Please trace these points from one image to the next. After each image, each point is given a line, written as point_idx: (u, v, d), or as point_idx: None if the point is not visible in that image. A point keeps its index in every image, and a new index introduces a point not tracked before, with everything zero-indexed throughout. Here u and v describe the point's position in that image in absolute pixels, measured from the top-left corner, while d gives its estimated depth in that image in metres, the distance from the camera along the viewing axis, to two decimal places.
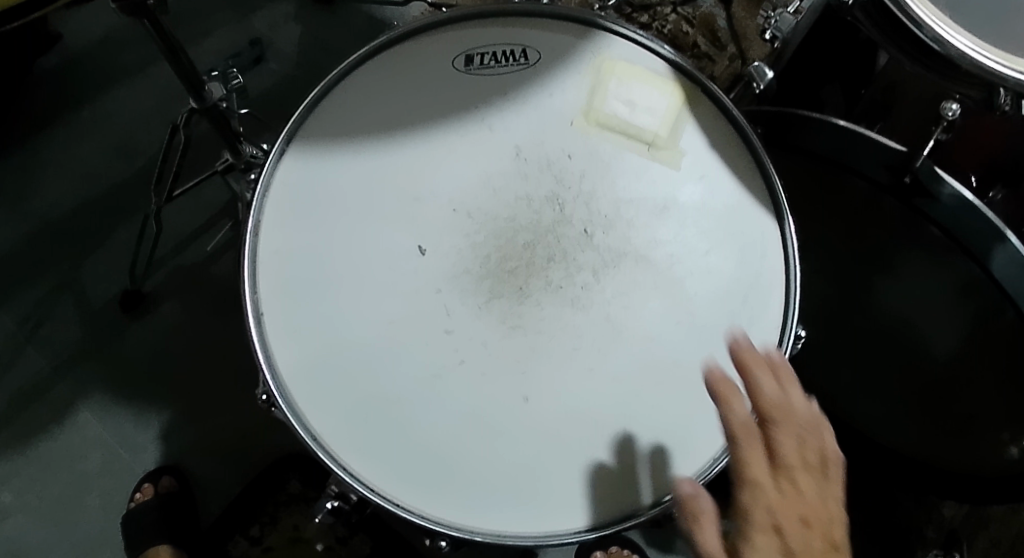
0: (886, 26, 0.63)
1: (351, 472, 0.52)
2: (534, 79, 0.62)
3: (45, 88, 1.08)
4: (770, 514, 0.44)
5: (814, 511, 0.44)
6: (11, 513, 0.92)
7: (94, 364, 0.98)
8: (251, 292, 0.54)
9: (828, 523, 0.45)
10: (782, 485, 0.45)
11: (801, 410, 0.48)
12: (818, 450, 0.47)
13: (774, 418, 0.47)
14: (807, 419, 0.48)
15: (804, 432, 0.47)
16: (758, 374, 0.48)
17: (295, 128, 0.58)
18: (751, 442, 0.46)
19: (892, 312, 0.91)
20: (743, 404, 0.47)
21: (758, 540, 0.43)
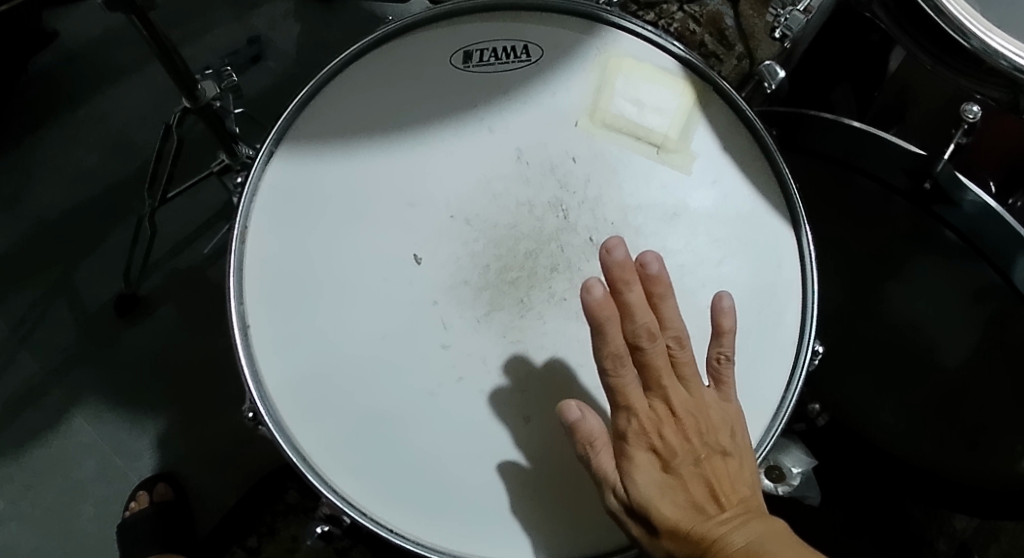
0: (908, 22, 0.60)
1: (342, 495, 0.49)
2: (537, 77, 0.59)
3: (40, 87, 1.05)
4: (647, 437, 0.45)
5: (695, 422, 0.45)
6: (3, 522, 0.89)
7: (88, 369, 0.95)
8: (236, 304, 0.51)
9: (712, 428, 0.46)
10: (657, 404, 0.45)
11: (673, 323, 0.46)
12: (690, 358, 0.46)
13: (642, 340, 0.44)
14: (678, 334, 0.46)
15: (677, 346, 0.46)
16: (629, 296, 0.44)
17: (284, 129, 0.55)
18: (625, 370, 0.45)
19: (911, 323, 0.87)
20: (614, 330, 0.44)
21: (638, 463, 0.44)
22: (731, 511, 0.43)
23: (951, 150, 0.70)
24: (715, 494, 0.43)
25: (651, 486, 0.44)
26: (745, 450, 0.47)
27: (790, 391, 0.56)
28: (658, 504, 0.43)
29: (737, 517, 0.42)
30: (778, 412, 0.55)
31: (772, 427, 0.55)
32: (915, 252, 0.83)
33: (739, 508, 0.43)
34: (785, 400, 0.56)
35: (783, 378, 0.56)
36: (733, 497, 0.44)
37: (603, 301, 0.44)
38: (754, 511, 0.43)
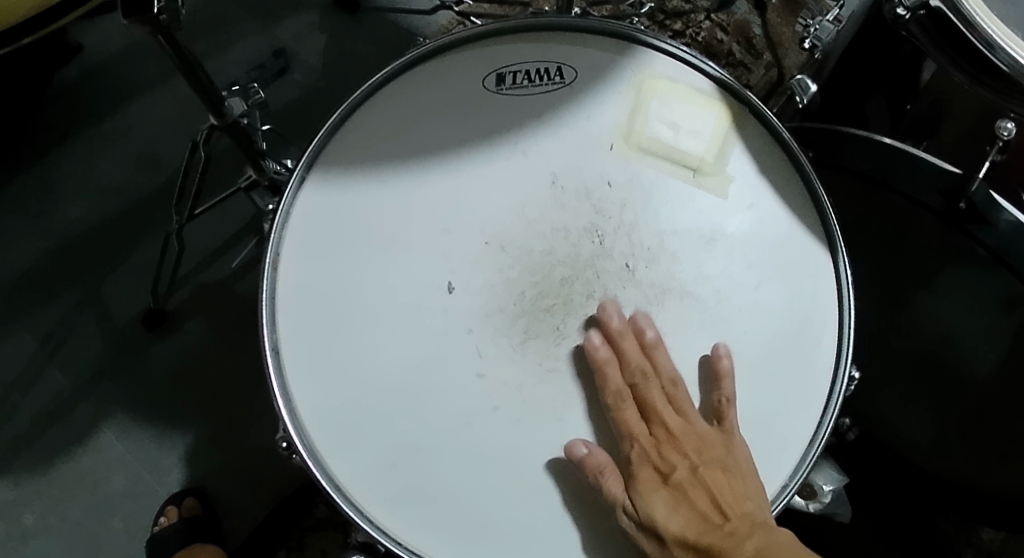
0: (944, 42, 0.58)
1: (378, 527, 0.49)
2: (570, 99, 0.58)
3: (67, 101, 1.06)
4: (650, 460, 0.48)
5: (694, 444, 0.49)
6: (34, 535, 0.90)
7: (116, 383, 0.96)
8: (270, 333, 0.51)
9: (713, 451, 0.49)
10: (658, 432, 0.49)
11: (666, 366, 0.51)
12: (685, 395, 0.51)
13: (637, 379, 0.50)
14: (672, 375, 0.51)
15: (670, 385, 0.50)
16: (624, 343, 0.51)
17: (316, 154, 0.55)
18: (626, 405, 0.49)
19: (941, 340, 0.85)
20: (613, 371, 0.50)
21: (644, 484, 0.47)
22: (735, 520, 0.46)
23: (985, 168, 0.69)
24: (720, 506, 0.46)
25: (660, 503, 0.46)
26: (748, 469, 0.49)
27: (827, 418, 0.55)
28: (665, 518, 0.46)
29: (744, 527, 0.45)
30: (815, 439, 0.54)
31: (808, 455, 0.54)
32: (943, 266, 0.81)
33: (742, 521, 0.46)
34: (821, 428, 0.54)
35: (821, 405, 0.55)
36: (736, 508, 0.47)
37: (600, 346, 0.51)
38: (756, 522, 0.46)
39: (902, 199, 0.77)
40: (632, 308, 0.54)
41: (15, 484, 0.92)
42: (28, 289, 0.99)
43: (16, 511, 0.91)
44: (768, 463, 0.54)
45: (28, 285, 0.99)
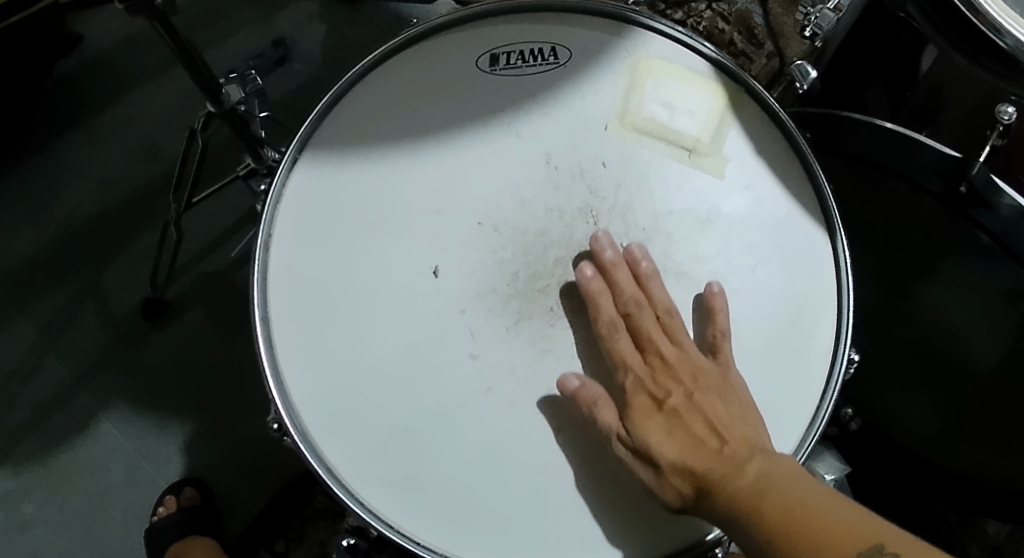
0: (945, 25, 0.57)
1: (369, 510, 0.48)
2: (564, 80, 0.58)
3: (66, 92, 1.06)
4: (644, 387, 0.47)
5: (689, 371, 0.48)
6: (32, 525, 0.90)
7: (115, 373, 0.96)
8: (261, 314, 0.51)
9: (707, 378, 0.48)
10: (653, 361, 0.48)
11: (659, 298, 0.51)
12: (680, 326, 0.50)
13: (632, 309, 0.50)
14: (668, 306, 0.51)
15: (666, 315, 0.50)
16: (616, 273, 0.51)
17: (308, 134, 0.55)
18: (620, 335, 0.49)
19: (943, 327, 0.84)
20: (604, 300, 0.50)
21: (637, 410, 0.46)
22: (733, 444, 0.44)
23: (986, 152, 0.67)
24: (718, 431, 0.45)
25: (655, 428, 0.45)
26: (747, 401, 0.49)
27: (825, 402, 0.54)
28: (660, 442, 0.45)
29: (741, 452, 0.44)
30: (814, 423, 0.53)
31: (805, 440, 0.53)
32: (945, 256, 0.80)
33: (740, 445, 0.44)
34: (819, 412, 0.54)
35: (820, 388, 0.55)
36: (735, 431, 0.45)
37: (592, 277, 0.51)
38: (756, 448, 0.44)
39: (906, 186, 0.78)
40: (625, 245, 0.53)
41: (13, 473, 0.92)
42: (26, 280, 0.99)
43: (15, 500, 0.91)
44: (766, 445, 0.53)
45: (26, 276, 0.99)
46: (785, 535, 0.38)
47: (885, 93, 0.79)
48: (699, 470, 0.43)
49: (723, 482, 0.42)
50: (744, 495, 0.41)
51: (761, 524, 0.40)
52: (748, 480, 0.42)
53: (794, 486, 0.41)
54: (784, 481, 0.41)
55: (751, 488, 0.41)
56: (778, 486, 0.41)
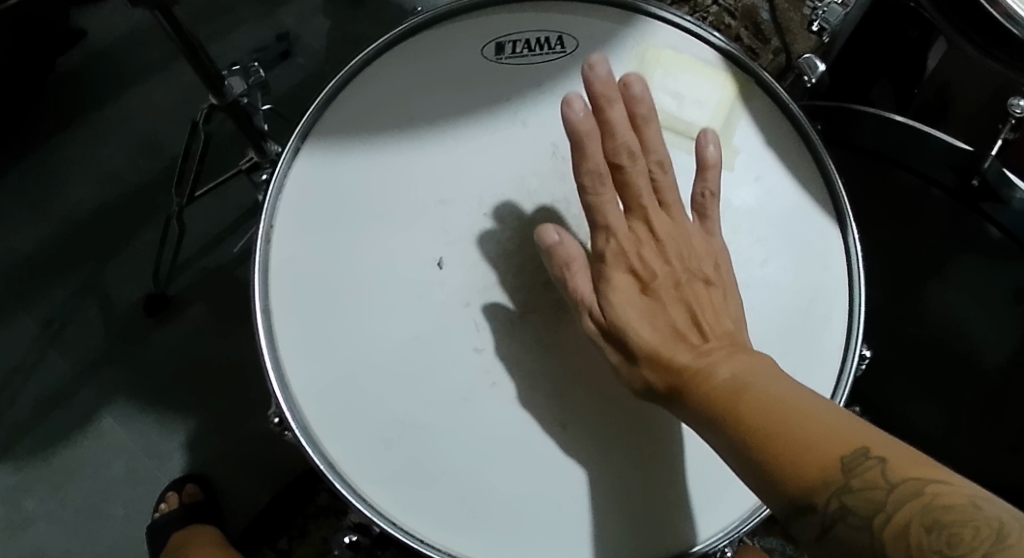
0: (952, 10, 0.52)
1: (373, 506, 0.48)
2: (571, 69, 0.57)
3: (68, 87, 1.06)
4: (626, 258, 0.47)
5: (674, 249, 0.47)
6: (34, 521, 0.90)
7: (117, 369, 0.95)
8: (262, 306, 0.50)
9: (692, 261, 0.48)
10: (639, 226, 0.48)
11: (655, 146, 0.48)
12: (671, 187, 0.49)
13: (623, 159, 0.46)
14: (660, 158, 0.48)
15: (658, 170, 0.48)
16: (612, 113, 0.46)
17: (310, 123, 0.54)
18: (605, 189, 0.47)
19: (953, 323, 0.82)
20: (596, 152, 0.46)
21: (617, 287, 0.46)
22: (713, 341, 0.44)
23: (998, 146, 0.67)
24: (700, 326, 0.45)
25: (630, 310, 0.45)
26: (729, 285, 0.49)
27: (837, 399, 0.53)
28: (637, 328, 0.45)
29: (721, 349, 0.44)
30: None
31: None
32: (956, 251, 0.79)
33: (720, 343, 0.44)
34: (831, 408, 0.53)
35: (831, 384, 0.54)
36: (716, 327, 0.45)
37: (585, 119, 0.45)
38: (735, 345, 0.44)
39: (914, 177, 0.77)
40: (621, 77, 0.48)
41: (14, 470, 0.91)
42: (28, 275, 0.98)
43: (16, 497, 0.90)
44: None
45: (28, 272, 0.98)
46: (758, 426, 0.38)
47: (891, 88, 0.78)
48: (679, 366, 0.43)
49: (700, 378, 0.42)
50: (718, 394, 0.41)
51: (735, 415, 0.39)
52: (721, 379, 0.41)
53: (775, 383, 0.40)
54: (762, 379, 0.41)
55: (727, 385, 0.41)
56: (753, 383, 0.40)
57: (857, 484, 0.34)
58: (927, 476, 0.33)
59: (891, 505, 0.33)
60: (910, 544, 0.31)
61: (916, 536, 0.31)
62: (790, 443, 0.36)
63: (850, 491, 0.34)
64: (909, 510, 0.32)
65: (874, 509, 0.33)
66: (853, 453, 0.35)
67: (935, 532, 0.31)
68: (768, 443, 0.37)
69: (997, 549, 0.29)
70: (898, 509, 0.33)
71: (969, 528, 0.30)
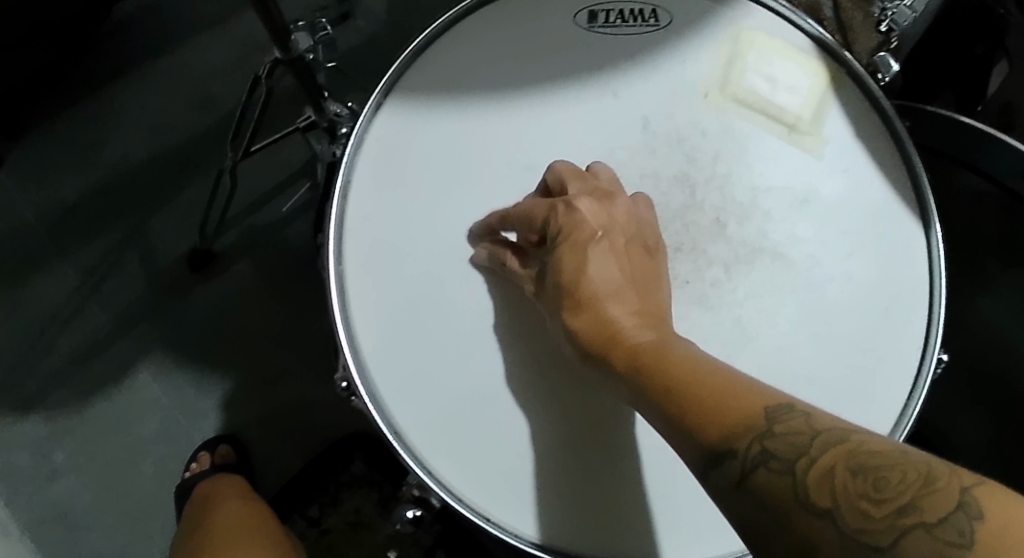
0: None
1: (438, 479, 0.46)
2: (664, 43, 0.54)
3: (124, 37, 1.05)
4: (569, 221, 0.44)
5: (620, 230, 0.45)
6: (63, 474, 0.89)
7: (156, 325, 0.94)
8: (335, 265, 0.49)
9: (638, 239, 0.45)
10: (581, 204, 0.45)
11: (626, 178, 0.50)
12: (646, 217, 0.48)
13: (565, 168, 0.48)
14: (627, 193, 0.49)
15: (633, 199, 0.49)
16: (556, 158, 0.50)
17: (393, 81, 0.52)
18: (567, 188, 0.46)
19: None
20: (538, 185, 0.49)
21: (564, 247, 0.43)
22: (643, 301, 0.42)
23: None
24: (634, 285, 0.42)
25: (572, 266, 0.43)
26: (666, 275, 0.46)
27: (914, 401, 0.51)
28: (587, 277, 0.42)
29: (652, 313, 0.41)
30: (900, 421, 0.50)
31: (898, 431, 0.51)
32: (1004, 267, 0.74)
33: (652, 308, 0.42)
34: (908, 408, 0.51)
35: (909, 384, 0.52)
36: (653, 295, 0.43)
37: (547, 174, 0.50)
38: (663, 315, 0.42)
39: (980, 178, 0.71)
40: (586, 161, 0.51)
41: (46, 420, 0.91)
42: (71, 226, 0.97)
43: (46, 447, 0.90)
44: None
45: (71, 222, 0.98)
46: (675, 383, 0.36)
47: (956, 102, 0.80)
48: (606, 326, 0.41)
49: (627, 332, 0.40)
50: (643, 349, 0.39)
51: (657, 373, 0.37)
52: (646, 338, 0.39)
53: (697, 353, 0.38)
54: (676, 351, 0.38)
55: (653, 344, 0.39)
56: (673, 350, 0.38)
57: (780, 430, 0.32)
58: (852, 428, 0.31)
59: (817, 449, 0.31)
60: (837, 487, 0.29)
61: (842, 477, 0.29)
62: (717, 407, 0.34)
63: (773, 436, 0.32)
64: (835, 454, 0.30)
65: (799, 453, 0.31)
66: (778, 406, 0.34)
67: (860, 474, 0.29)
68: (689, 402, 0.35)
69: (926, 492, 0.27)
70: (822, 452, 0.31)
71: (896, 471, 0.28)
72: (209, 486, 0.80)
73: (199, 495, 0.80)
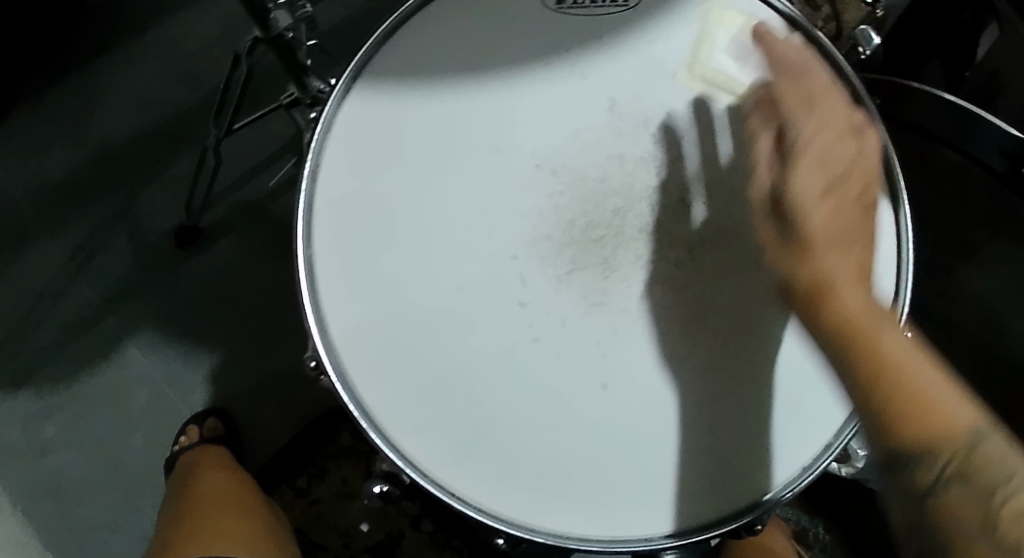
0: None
1: (404, 456, 0.48)
2: (631, 25, 0.54)
3: (109, 12, 1.04)
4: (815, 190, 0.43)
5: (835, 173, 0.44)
6: (55, 447, 0.91)
7: (145, 300, 0.96)
8: (304, 248, 0.49)
9: (853, 186, 0.44)
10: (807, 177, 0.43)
11: (820, 77, 0.47)
12: (870, 147, 0.46)
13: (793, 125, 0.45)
14: (858, 118, 0.46)
15: (857, 125, 0.46)
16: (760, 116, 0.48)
17: (362, 64, 0.52)
18: (763, 160, 0.46)
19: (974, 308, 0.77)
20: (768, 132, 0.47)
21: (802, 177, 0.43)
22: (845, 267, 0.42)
23: None
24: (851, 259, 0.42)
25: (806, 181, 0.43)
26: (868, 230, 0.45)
27: None
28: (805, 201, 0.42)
29: (845, 268, 0.42)
30: None
31: None
32: (990, 236, 0.73)
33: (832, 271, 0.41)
34: None
35: None
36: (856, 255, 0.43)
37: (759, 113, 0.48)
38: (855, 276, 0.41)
39: (957, 155, 0.71)
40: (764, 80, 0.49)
41: (36, 396, 0.93)
42: (58, 203, 0.98)
43: (38, 422, 0.92)
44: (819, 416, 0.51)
45: (57, 199, 0.98)
46: (896, 377, 0.35)
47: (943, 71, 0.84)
48: (839, 316, 0.39)
49: (834, 296, 0.40)
50: (851, 317, 0.38)
51: (859, 350, 0.37)
52: (859, 305, 0.39)
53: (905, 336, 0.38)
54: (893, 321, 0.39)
55: (859, 314, 0.38)
56: (890, 324, 0.38)
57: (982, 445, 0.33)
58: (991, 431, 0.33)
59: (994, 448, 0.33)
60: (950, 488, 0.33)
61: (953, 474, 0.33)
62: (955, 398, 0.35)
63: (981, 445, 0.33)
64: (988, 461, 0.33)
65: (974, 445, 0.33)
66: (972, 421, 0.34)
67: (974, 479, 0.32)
68: (911, 430, 0.34)
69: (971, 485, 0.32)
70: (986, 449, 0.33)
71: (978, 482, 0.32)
72: (195, 455, 0.82)
73: (184, 463, 0.82)
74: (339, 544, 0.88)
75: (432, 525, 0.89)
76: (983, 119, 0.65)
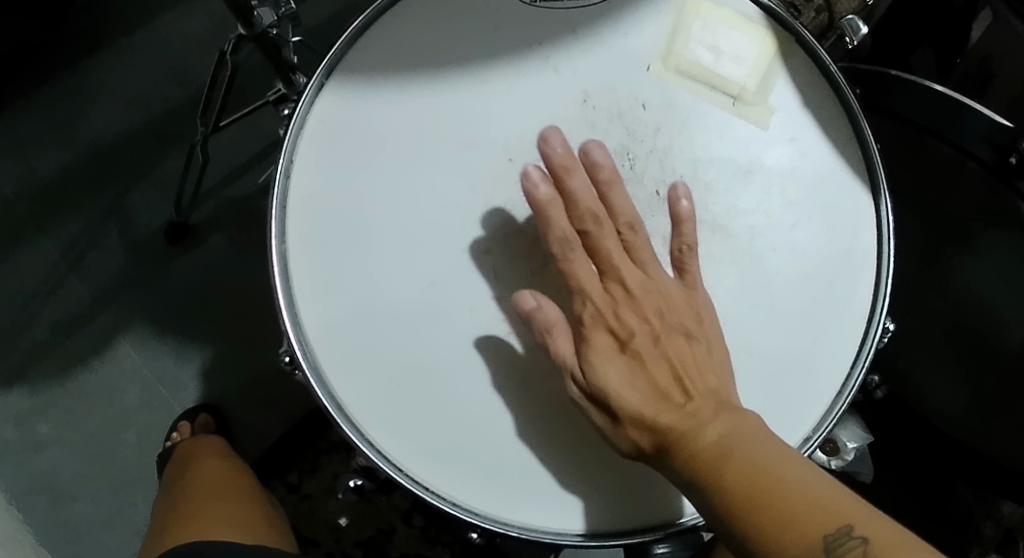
0: None
1: (379, 452, 0.48)
2: (607, 17, 0.54)
3: (98, 10, 1.04)
4: (603, 318, 0.46)
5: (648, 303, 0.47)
6: (48, 445, 0.92)
7: (136, 296, 0.96)
8: (277, 244, 0.49)
9: (673, 313, 0.47)
10: (613, 288, 0.47)
11: (584, 200, 0.47)
12: (644, 244, 0.48)
13: (589, 225, 0.47)
14: (630, 220, 0.48)
15: (628, 230, 0.48)
16: (572, 180, 0.47)
17: (335, 59, 0.52)
18: (558, 334, 0.46)
19: (964, 297, 0.77)
20: (557, 212, 0.47)
21: (597, 345, 0.45)
22: (697, 399, 0.44)
23: None
24: (681, 382, 0.44)
25: (611, 367, 0.44)
26: (714, 339, 0.48)
27: (855, 372, 0.53)
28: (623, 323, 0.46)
29: (706, 408, 0.43)
30: (843, 390, 0.52)
31: (840, 397, 0.52)
32: (985, 225, 0.72)
33: (706, 401, 0.44)
34: (850, 379, 0.53)
35: (851, 355, 0.53)
36: (700, 384, 0.45)
37: (543, 187, 0.47)
38: (722, 403, 0.44)
39: (948, 149, 0.70)
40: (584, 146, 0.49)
41: (29, 393, 0.93)
42: (48, 201, 0.98)
43: (31, 419, 0.92)
44: (797, 408, 0.52)
45: (47, 198, 0.98)
46: (751, 501, 0.37)
47: (934, 56, 0.84)
48: (693, 457, 0.41)
49: (684, 440, 0.42)
50: (702, 457, 0.41)
51: (716, 482, 0.39)
52: (710, 440, 0.41)
53: (755, 446, 0.40)
54: (746, 442, 0.41)
55: (713, 449, 0.41)
56: (740, 445, 0.41)
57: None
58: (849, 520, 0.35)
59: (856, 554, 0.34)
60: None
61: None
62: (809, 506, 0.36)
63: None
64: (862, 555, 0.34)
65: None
66: (834, 532, 0.35)
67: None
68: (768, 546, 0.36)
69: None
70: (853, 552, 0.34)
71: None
72: (188, 446, 0.82)
73: (180, 453, 0.81)
74: (330, 540, 0.89)
75: (422, 521, 0.90)
76: (970, 109, 0.64)
